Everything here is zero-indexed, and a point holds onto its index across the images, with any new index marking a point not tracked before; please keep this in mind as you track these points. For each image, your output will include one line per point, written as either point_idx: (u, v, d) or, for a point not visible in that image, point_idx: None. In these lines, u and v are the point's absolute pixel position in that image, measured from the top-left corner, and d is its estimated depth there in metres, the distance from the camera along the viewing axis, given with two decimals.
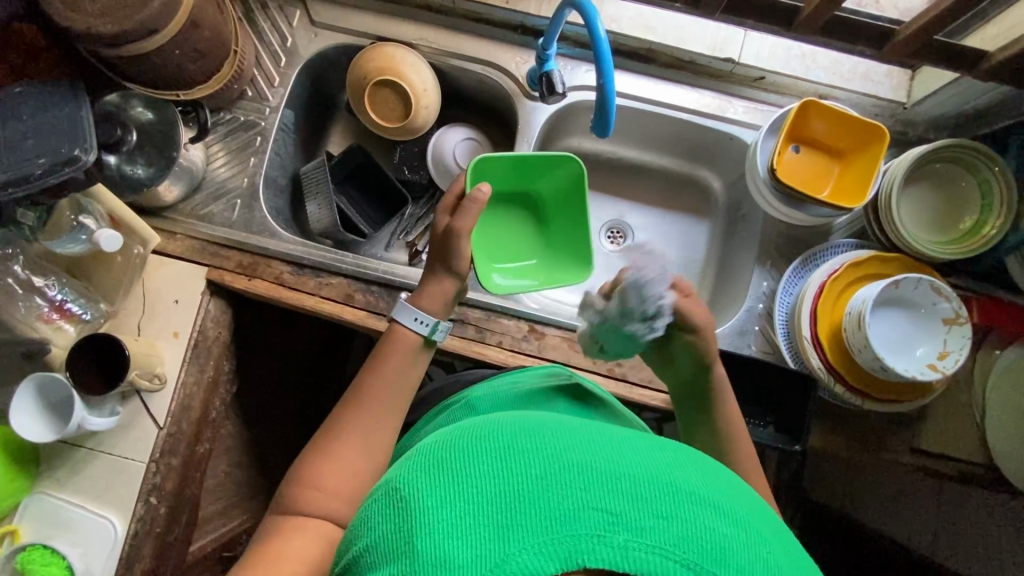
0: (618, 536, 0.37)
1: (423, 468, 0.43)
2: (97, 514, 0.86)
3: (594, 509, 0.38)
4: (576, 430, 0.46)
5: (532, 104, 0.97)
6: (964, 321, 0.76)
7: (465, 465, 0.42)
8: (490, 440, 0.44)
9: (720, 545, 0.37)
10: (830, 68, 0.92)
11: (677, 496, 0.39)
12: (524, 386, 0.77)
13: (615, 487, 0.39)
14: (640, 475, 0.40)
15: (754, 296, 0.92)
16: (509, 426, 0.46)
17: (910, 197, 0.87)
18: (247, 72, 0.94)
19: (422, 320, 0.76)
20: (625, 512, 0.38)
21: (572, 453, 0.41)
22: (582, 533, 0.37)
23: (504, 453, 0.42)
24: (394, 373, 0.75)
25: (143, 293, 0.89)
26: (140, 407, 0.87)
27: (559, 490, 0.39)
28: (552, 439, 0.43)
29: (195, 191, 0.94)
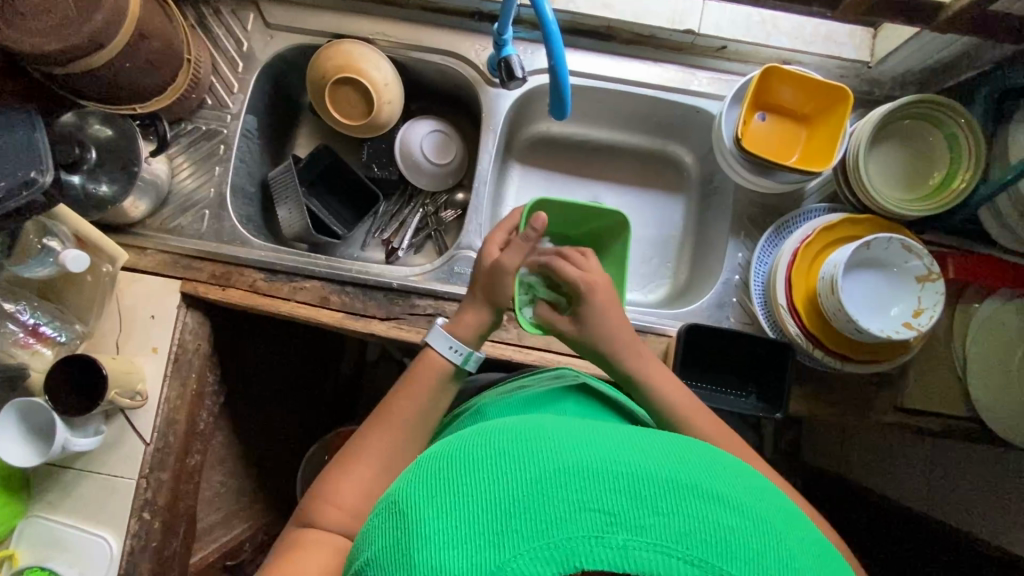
0: (618, 536, 0.38)
1: (420, 477, 0.44)
2: (91, 534, 0.86)
3: (591, 510, 0.39)
4: (573, 427, 0.47)
5: (494, 91, 0.96)
6: (937, 278, 0.76)
7: (459, 472, 0.42)
8: (486, 446, 0.44)
9: (722, 537, 0.39)
10: (791, 32, 0.91)
11: (678, 489, 0.41)
12: (533, 390, 0.78)
13: (614, 486, 0.40)
14: (638, 472, 0.41)
15: (730, 269, 0.92)
16: (506, 428, 0.47)
17: (878, 157, 0.87)
18: (205, 80, 0.93)
19: (457, 349, 0.76)
20: (624, 511, 0.39)
21: (568, 452, 0.42)
22: (581, 536, 0.38)
23: (499, 458, 0.43)
24: (421, 396, 0.75)
25: (119, 311, 0.89)
26: (125, 425, 0.88)
27: (556, 494, 0.40)
28: (547, 439, 0.44)
29: (162, 205, 0.94)
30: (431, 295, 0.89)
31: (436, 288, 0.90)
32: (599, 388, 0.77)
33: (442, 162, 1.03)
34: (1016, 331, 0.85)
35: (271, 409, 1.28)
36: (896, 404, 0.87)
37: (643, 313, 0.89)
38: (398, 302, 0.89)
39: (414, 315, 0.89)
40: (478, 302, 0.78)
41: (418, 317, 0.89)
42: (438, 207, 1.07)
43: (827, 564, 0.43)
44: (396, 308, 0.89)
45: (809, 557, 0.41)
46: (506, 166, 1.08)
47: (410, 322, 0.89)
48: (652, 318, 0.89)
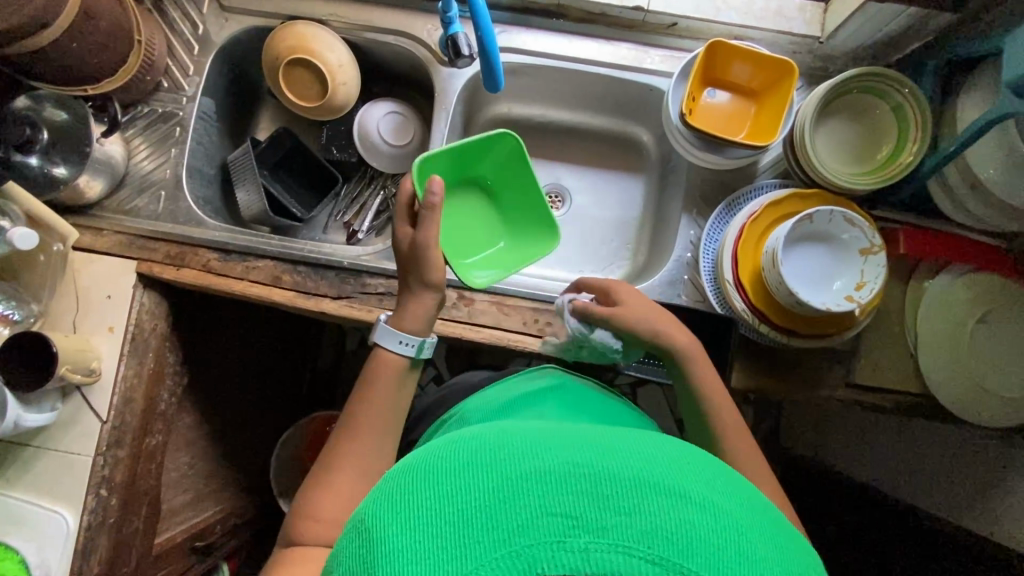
0: (580, 539, 0.39)
1: (388, 492, 0.45)
2: (49, 509, 0.88)
3: (554, 515, 0.40)
4: (540, 431, 0.48)
5: (446, 70, 0.96)
6: (879, 250, 0.76)
7: (425, 486, 0.44)
8: (452, 458, 0.46)
9: (683, 532, 0.40)
10: (742, 8, 0.90)
11: (639, 486, 0.42)
12: (520, 390, 0.78)
13: (576, 489, 0.41)
14: (600, 473, 0.42)
15: (682, 246, 0.92)
16: (473, 437, 0.48)
17: (826, 132, 0.86)
18: (159, 62, 0.94)
19: (407, 341, 0.75)
20: (585, 514, 0.40)
21: (531, 460, 0.43)
22: (544, 542, 0.39)
23: (465, 470, 0.44)
24: (383, 397, 0.74)
25: (76, 290, 0.90)
26: (81, 402, 0.89)
27: (518, 502, 0.41)
28: (512, 447, 0.45)
29: (119, 186, 0.95)
30: (382, 274, 0.90)
31: (386, 266, 0.90)
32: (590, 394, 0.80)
33: (400, 143, 1.04)
34: (969, 306, 0.84)
35: (244, 392, 1.29)
36: (847, 381, 0.86)
37: None
38: (350, 281, 0.90)
39: (365, 293, 0.90)
40: (416, 289, 0.76)
41: (369, 296, 0.90)
42: (399, 188, 1.07)
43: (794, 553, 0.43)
44: (348, 287, 0.90)
45: (772, 546, 0.42)
46: None
47: (362, 300, 0.89)
48: None
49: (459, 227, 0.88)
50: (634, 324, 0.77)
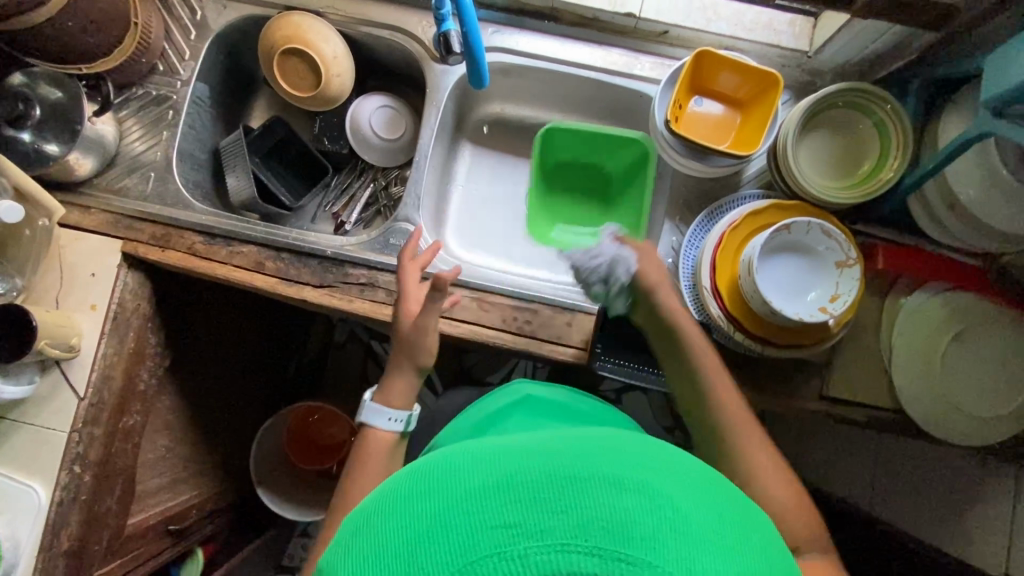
0: (520, 545, 0.39)
1: (352, 538, 0.47)
2: (21, 483, 0.88)
3: (492, 526, 0.40)
4: (486, 446, 0.48)
5: (440, 67, 0.97)
6: (854, 263, 0.76)
7: (379, 529, 0.45)
8: (403, 494, 0.46)
9: (618, 520, 0.40)
10: (731, 19, 0.92)
11: (575, 484, 0.42)
12: (487, 409, 0.87)
13: (513, 498, 0.41)
14: (538, 477, 0.42)
15: (664, 251, 0.93)
16: (423, 468, 0.49)
17: (810, 145, 0.87)
18: (156, 45, 0.95)
19: (395, 418, 0.81)
20: (522, 519, 0.40)
21: (472, 477, 0.44)
22: (485, 554, 0.39)
23: (412, 503, 0.45)
24: (372, 466, 0.76)
25: (61, 266, 0.91)
26: (59, 378, 0.90)
27: (458, 520, 0.41)
28: (454, 469, 0.46)
29: (110, 165, 0.96)
30: (365, 264, 0.91)
31: (368, 258, 0.91)
32: (553, 401, 0.87)
33: (391, 137, 1.05)
34: (942, 323, 0.85)
35: (228, 378, 1.30)
36: (820, 392, 0.87)
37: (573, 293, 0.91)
38: (332, 270, 0.91)
39: (346, 284, 0.90)
40: (408, 373, 0.82)
41: (350, 285, 0.90)
42: (389, 181, 1.08)
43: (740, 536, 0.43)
44: (330, 276, 0.90)
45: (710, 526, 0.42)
46: (457, 147, 1.10)
47: (343, 290, 0.90)
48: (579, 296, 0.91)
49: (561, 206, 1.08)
50: (652, 287, 0.80)
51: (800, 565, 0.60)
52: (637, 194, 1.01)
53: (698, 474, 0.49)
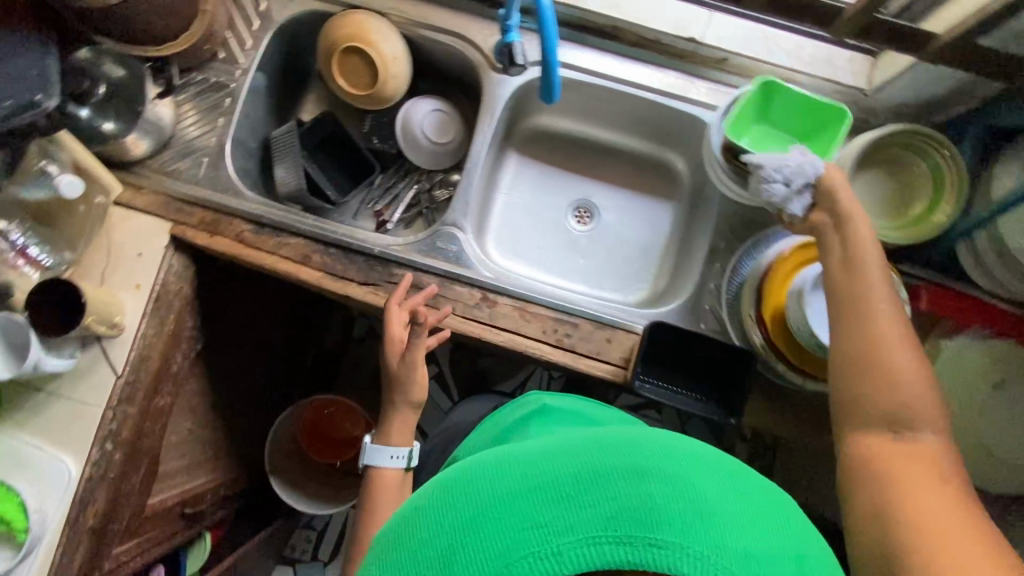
0: (552, 543, 0.41)
1: (385, 552, 0.48)
2: (52, 455, 0.88)
3: (524, 528, 0.42)
4: (509, 451, 0.50)
5: (497, 76, 0.97)
6: (904, 304, 0.77)
7: (414, 539, 0.46)
8: (432, 502, 0.48)
9: (642, 508, 0.42)
10: (792, 52, 0.93)
11: (599, 480, 0.44)
12: (508, 420, 0.87)
13: (541, 499, 0.43)
14: (561, 477, 0.44)
15: (707, 276, 0.93)
16: (448, 477, 0.50)
17: (864, 183, 0.87)
18: (219, 33, 0.96)
19: (396, 455, 0.90)
20: (552, 518, 0.42)
21: (500, 481, 0.46)
22: (520, 555, 0.41)
23: (444, 510, 0.46)
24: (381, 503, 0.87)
25: (108, 244, 0.91)
26: (99, 354, 0.90)
27: (490, 524, 0.43)
28: (480, 477, 0.47)
29: (163, 147, 0.96)
30: (410, 265, 0.92)
31: (414, 259, 0.92)
32: (571, 410, 0.86)
33: (440, 141, 1.06)
34: (981, 370, 0.85)
35: (253, 365, 1.31)
36: None
37: (615, 310, 0.91)
38: (378, 268, 0.92)
39: (391, 284, 0.91)
40: (403, 410, 0.91)
41: (394, 285, 0.91)
42: (433, 184, 1.09)
43: (755, 504, 0.45)
44: (375, 274, 0.91)
45: (729, 501, 0.44)
46: (503, 155, 1.11)
47: (387, 289, 0.91)
48: (620, 313, 0.91)
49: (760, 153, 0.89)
50: (830, 181, 0.76)
51: (917, 456, 0.65)
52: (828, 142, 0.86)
53: (714, 447, 0.51)
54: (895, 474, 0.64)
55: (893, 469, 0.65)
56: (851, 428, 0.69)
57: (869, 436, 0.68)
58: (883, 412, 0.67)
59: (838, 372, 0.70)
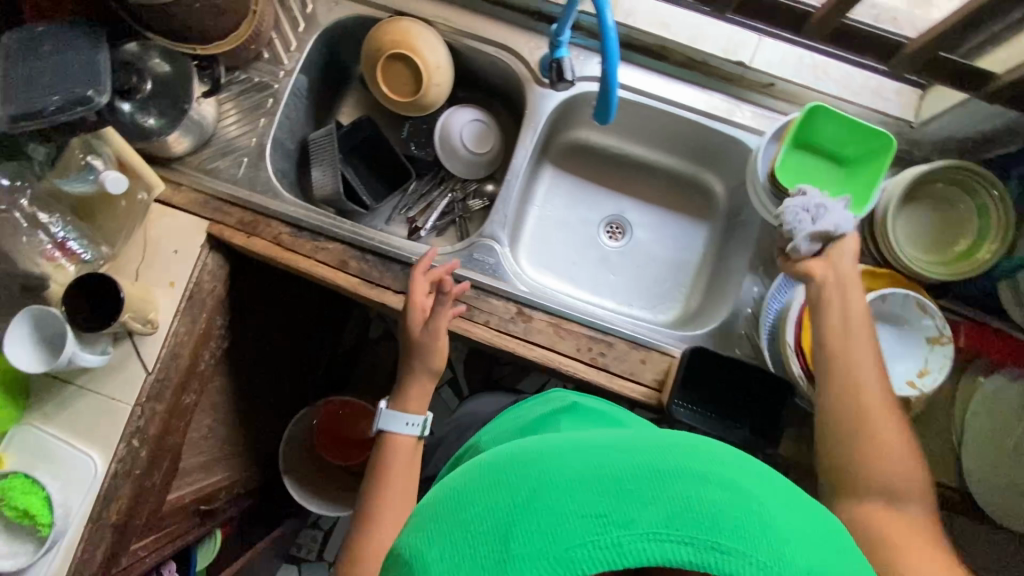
0: (611, 535, 0.39)
1: (425, 524, 0.45)
2: (78, 449, 0.88)
3: (583, 516, 0.39)
4: (561, 442, 0.47)
5: (541, 91, 0.97)
6: (947, 341, 0.76)
7: (458, 515, 0.43)
8: (477, 480, 0.45)
9: (707, 510, 0.40)
10: (841, 80, 0.92)
11: (660, 477, 0.41)
12: (531, 415, 0.81)
13: (600, 489, 0.41)
14: (623, 469, 0.42)
15: (743, 300, 0.93)
16: (494, 458, 0.47)
17: (908, 215, 0.87)
18: (266, 34, 0.95)
19: (413, 423, 0.85)
20: (613, 509, 0.39)
21: (555, 467, 0.43)
22: (578, 542, 0.38)
23: (493, 489, 0.43)
24: (395, 474, 0.81)
25: (144, 240, 0.91)
26: (131, 350, 0.90)
27: (546, 507, 0.40)
28: (532, 461, 0.44)
29: (204, 145, 0.96)
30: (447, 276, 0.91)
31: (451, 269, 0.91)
32: (598, 408, 0.80)
33: (478, 151, 1.06)
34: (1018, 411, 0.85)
35: (273, 365, 1.31)
36: None
37: (649, 331, 0.91)
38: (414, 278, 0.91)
39: None
40: (421, 377, 0.87)
41: None
42: (467, 194, 1.09)
43: (819, 530, 0.43)
44: (411, 284, 0.91)
45: (790, 515, 0.42)
46: (538, 167, 1.11)
47: None
48: (655, 335, 0.90)
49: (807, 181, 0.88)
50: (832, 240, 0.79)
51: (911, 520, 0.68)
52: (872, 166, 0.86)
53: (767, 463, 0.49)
54: (893, 542, 0.67)
55: (891, 536, 0.67)
56: (847, 495, 0.71)
57: (862, 505, 0.70)
58: (881, 484, 0.70)
59: (828, 440, 0.73)
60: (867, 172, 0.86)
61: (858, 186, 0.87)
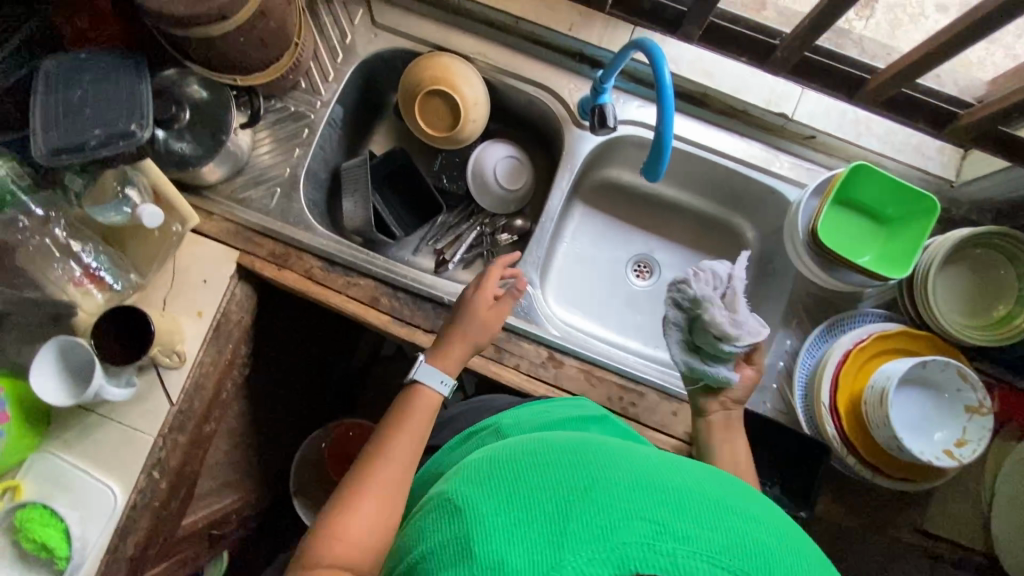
0: (667, 544, 0.38)
1: (478, 482, 0.47)
2: (97, 481, 0.85)
3: (640, 519, 0.40)
4: (621, 449, 0.49)
5: (580, 132, 0.97)
6: (987, 412, 0.75)
7: (518, 482, 0.45)
8: (539, 457, 0.47)
9: (762, 553, 0.40)
10: (883, 136, 0.92)
11: (716, 508, 0.42)
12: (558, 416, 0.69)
13: (660, 501, 0.41)
14: (678, 490, 0.43)
15: (776, 354, 0.92)
16: (557, 443, 0.49)
17: (949, 276, 0.86)
18: (304, 64, 0.95)
19: (446, 382, 0.77)
20: (672, 522, 0.40)
21: (616, 470, 0.44)
22: (634, 542, 0.39)
23: (555, 470, 0.45)
24: (414, 427, 0.74)
25: (174, 269, 0.89)
26: (155, 380, 0.88)
27: (606, 500, 0.41)
28: (594, 459, 0.46)
29: (237, 173, 0.95)
30: None
31: None
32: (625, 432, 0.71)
33: (511, 188, 1.05)
34: None
35: (289, 388, 1.29)
36: (916, 524, 0.85)
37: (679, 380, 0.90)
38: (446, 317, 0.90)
39: None
40: (467, 344, 0.81)
41: None
42: (495, 229, 1.07)
43: None
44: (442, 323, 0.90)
45: None
46: (569, 204, 1.10)
47: None
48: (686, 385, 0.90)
49: (845, 238, 0.88)
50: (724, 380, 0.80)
51: None
52: (917, 227, 0.84)
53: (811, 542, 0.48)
54: None
55: None
56: None
57: None
58: None
59: None
60: (911, 233, 0.85)
61: (903, 246, 0.85)
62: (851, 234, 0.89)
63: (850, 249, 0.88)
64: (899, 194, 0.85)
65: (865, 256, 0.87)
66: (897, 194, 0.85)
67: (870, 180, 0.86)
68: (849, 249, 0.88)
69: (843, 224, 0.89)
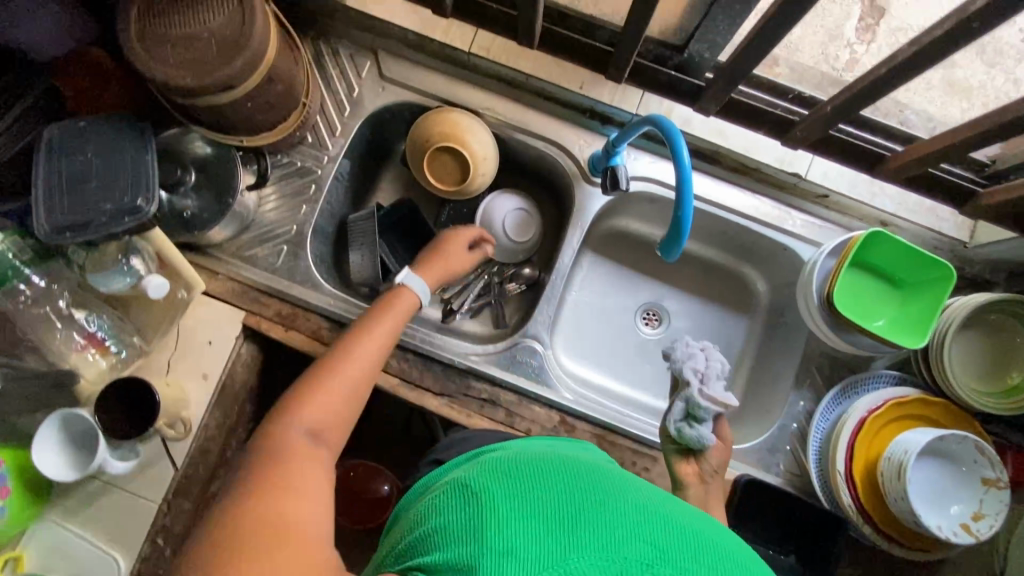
0: (664, 569, 0.38)
1: (488, 471, 0.45)
2: (102, 550, 0.83)
3: (642, 541, 0.39)
4: (632, 479, 0.48)
5: (591, 188, 0.96)
6: (1003, 486, 0.75)
7: (529, 480, 0.43)
8: (551, 466, 0.46)
9: None
10: (895, 197, 0.92)
11: (716, 547, 0.41)
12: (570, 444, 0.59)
13: (665, 529, 0.41)
14: (683, 525, 0.42)
15: (789, 416, 0.91)
16: (571, 458, 0.48)
17: (963, 341, 0.86)
18: (311, 119, 0.93)
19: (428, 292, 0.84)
20: (674, 553, 0.39)
21: (627, 495, 0.43)
22: (634, 566, 0.38)
23: (567, 482, 0.44)
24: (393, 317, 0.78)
25: (180, 332, 0.88)
26: (160, 446, 0.85)
27: (614, 518, 0.40)
28: (605, 480, 0.45)
29: (243, 230, 0.93)
30: (489, 380, 0.90)
31: (494, 373, 0.90)
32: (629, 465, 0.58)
33: (518, 240, 1.03)
34: None
35: None
36: None
37: None
38: (455, 378, 0.89)
39: (468, 398, 0.89)
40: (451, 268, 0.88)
41: (471, 400, 0.89)
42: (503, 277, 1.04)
43: None
44: (451, 385, 0.89)
45: None
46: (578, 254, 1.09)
47: (463, 402, 0.88)
48: None
49: (862, 303, 0.88)
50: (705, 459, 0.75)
51: None
52: (931, 293, 0.84)
53: None
54: None
55: None
56: None
57: None
58: None
59: None
60: (925, 299, 0.85)
61: (918, 311, 0.85)
62: (866, 297, 0.88)
63: (866, 314, 0.87)
64: (914, 262, 0.84)
65: (879, 320, 0.87)
66: (912, 262, 0.85)
67: (887, 248, 0.85)
68: (863, 314, 0.87)
69: (859, 289, 0.88)
